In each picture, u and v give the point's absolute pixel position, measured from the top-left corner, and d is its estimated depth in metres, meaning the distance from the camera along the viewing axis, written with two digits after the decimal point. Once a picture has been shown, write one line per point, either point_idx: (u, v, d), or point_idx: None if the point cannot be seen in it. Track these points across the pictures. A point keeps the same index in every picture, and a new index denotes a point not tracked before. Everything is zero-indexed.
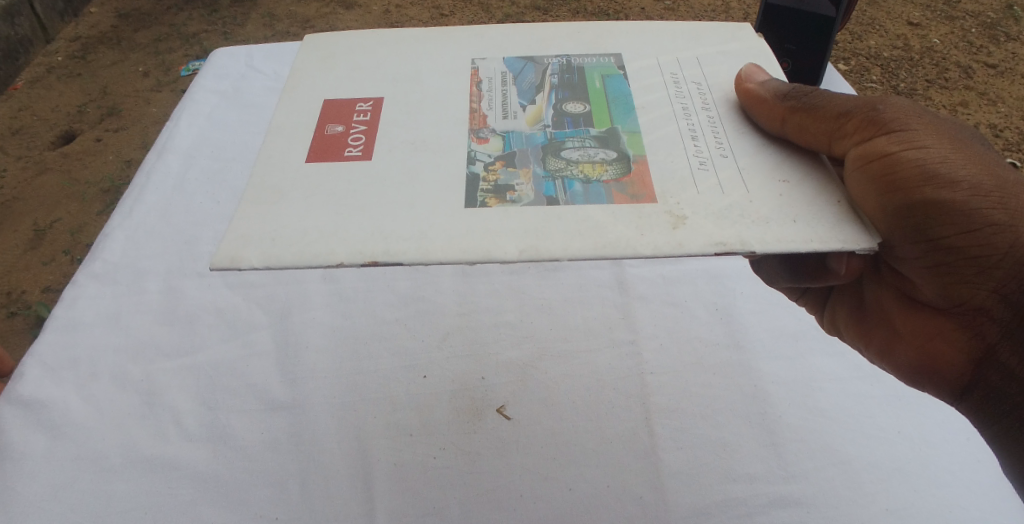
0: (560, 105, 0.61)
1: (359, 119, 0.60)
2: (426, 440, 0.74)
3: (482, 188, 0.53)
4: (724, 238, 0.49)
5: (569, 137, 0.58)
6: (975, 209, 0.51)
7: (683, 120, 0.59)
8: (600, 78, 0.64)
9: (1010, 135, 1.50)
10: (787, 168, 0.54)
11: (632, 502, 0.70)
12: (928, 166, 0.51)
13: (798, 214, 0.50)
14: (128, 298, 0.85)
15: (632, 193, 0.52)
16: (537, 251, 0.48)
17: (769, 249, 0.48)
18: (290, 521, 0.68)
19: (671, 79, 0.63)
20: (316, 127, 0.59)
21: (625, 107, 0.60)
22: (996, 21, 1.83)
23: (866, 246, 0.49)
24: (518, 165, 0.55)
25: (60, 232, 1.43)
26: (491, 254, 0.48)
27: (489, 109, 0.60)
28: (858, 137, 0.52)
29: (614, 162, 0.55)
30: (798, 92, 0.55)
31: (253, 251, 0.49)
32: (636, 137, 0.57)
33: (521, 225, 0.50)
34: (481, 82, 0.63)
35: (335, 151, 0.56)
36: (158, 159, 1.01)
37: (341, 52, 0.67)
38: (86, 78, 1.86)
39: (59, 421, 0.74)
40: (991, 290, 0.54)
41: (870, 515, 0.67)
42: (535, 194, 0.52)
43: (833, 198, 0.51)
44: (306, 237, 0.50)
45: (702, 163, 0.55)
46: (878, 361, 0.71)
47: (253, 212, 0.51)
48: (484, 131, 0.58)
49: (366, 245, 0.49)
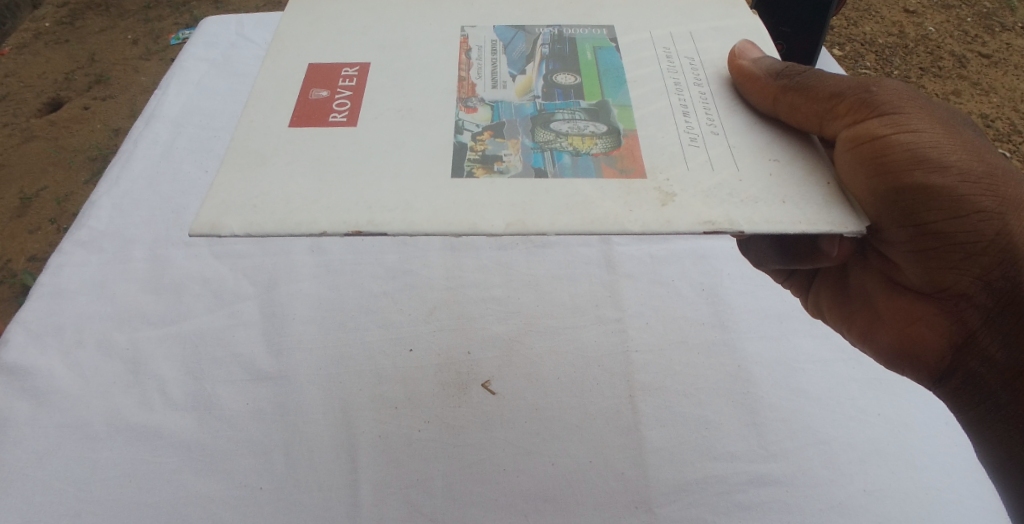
0: (550, 75, 0.61)
1: (344, 84, 0.59)
2: (411, 413, 0.74)
3: (469, 158, 0.52)
4: (712, 216, 0.49)
5: (559, 109, 0.58)
6: (964, 195, 0.51)
7: (674, 95, 0.59)
8: (591, 50, 0.63)
9: (1001, 125, 1.51)
10: (777, 148, 0.54)
11: (615, 478, 0.70)
12: (918, 150, 0.51)
13: (787, 195, 0.50)
14: (113, 267, 0.84)
15: (620, 168, 0.52)
16: (525, 225, 0.48)
17: (756, 229, 0.48)
18: (274, 490, 0.68)
19: (663, 53, 0.63)
20: (300, 92, 0.58)
21: (617, 83, 0.60)
22: (993, 11, 1.83)
23: (853, 229, 0.49)
24: (506, 136, 0.55)
25: (46, 200, 1.42)
26: (477, 226, 0.48)
27: (478, 78, 0.60)
28: (850, 119, 0.53)
29: (604, 136, 0.55)
30: (791, 72, 0.55)
31: (233, 218, 0.48)
32: (627, 112, 0.57)
33: (509, 198, 0.50)
34: (470, 50, 0.63)
35: (319, 117, 0.56)
36: (147, 126, 1.00)
37: (327, 15, 0.66)
38: (74, 44, 1.83)
39: (43, 388, 0.73)
40: (975, 277, 0.55)
41: (846, 495, 0.69)
42: (523, 165, 0.52)
43: (822, 180, 0.51)
44: (288, 203, 0.49)
45: (693, 140, 0.54)
46: (859, 343, 0.72)
47: (236, 177, 0.51)
48: (473, 101, 0.58)
49: (349, 215, 0.48)
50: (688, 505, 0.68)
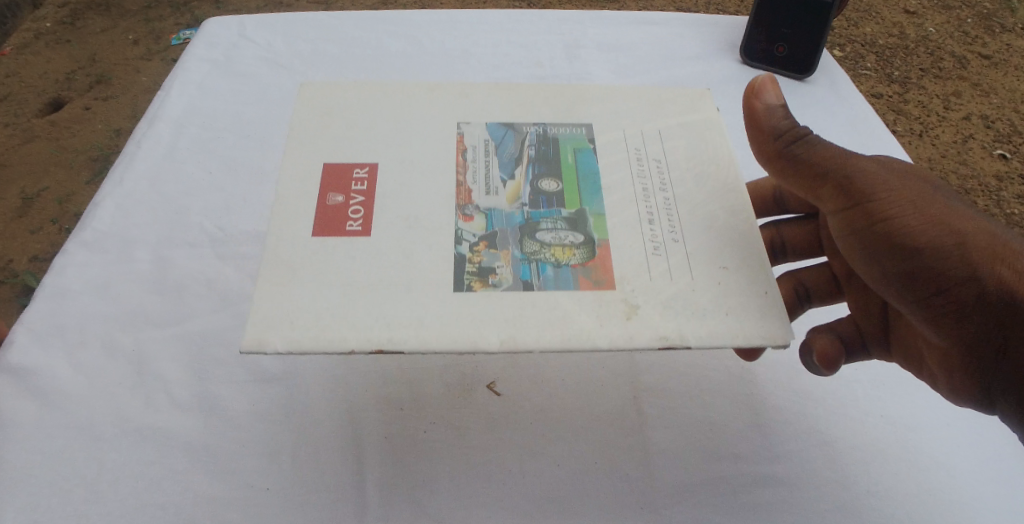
0: (536, 181, 0.66)
1: (358, 189, 0.64)
2: (417, 414, 0.75)
3: (468, 270, 0.59)
4: (667, 332, 0.56)
5: (544, 217, 0.64)
6: (928, 242, 0.63)
7: (642, 202, 0.65)
8: (571, 151, 0.69)
9: (1000, 127, 1.58)
10: (729, 254, 0.61)
11: (621, 479, 0.70)
12: (903, 216, 0.64)
13: (730, 308, 0.57)
14: (117, 267, 0.84)
15: (594, 279, 0.59)
16: (516, 343, 0.54)
17: (702, 344, 0.56)
18: (280, 492, 0.69)
19: (634, 155, 0.69)
20: (319, 196, 0.63)
21: (591, 181, 0.67)
22: (992, 11, 1.86)
23: (780, 342, 0.56)
24: (499, 246, 0.61)
25: (47, 200, 1.42)
26: (476, 343, 0.54)
27: (473, 183, 0.66)
28: (836, 185, 0.66)
29: (581, 247, 0.62)
30: (789, 127, 0.68)
31: (278, 335, 0.54)
32: (601, 221, 0.64)
33: (502, 314, 0.56)
34: (466, 150, 0.68)
35: (339, 225, 0.61)
36: (149, 127, 1.01)
37: (337, 106, 0.71)
38: (74, 44, 1.82)
39: (50, 389, 0.74)
40: (982, 290, 0.62)
41: (849, 496, 0.69)
42: (513, 278, 0.58)
43: (761, 289, 0.58)
44: (320, 320, 0.55)
45: (656, 248, 0.61)
46: (893, 342, 0.75)
47: (272, 291, 0.56)
48: (470, 208, 0.64)
49: (374, 334, 0.54)
50: (693, 506, 0.68)
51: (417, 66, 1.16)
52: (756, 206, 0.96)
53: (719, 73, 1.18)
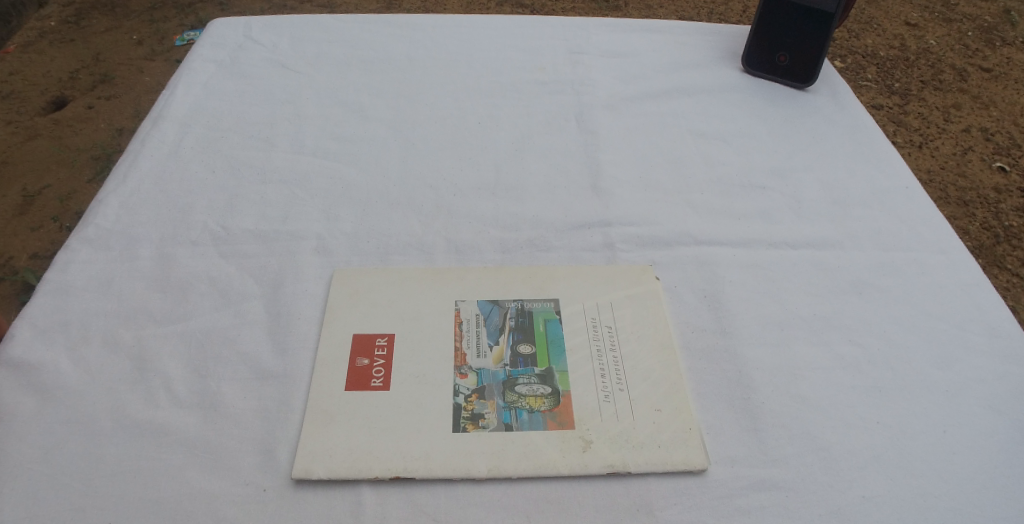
0: (515, 345, 0.80)
1: (380, 352, 0.79)
2: (415, 412, 0.74)
3: (463, 415, 0.74)
4: (613, 460, 0.71)
5: (520, 373, 0.78)
6: None
7: (596, 360, 0.79)
8: (543, 322, 0.83)
9: (1000, 139, 1.61)
10: (663, 395, 0.76)
11: (618, 480, 0.70)
12: None
13: (663, 439, 0.72)
14: (120, 264, 0.85)
15: (558, 420, 0.74)
16: (499, 469, 0.70)
17: (641, 469, 0.70)
18: (277, 489, 0.68)
19: (592, 322, 0.83)
20: (349, 359, 0.78)
21: (559, 348, 0.80)
22: (994, 25, 1.94)
23: (700, 466, 0.71)
24: (487, 396, 0.76)
25: (48, 197, 1.42)
26: (467, 469, 0.70)
27: (468, 348, 0.80)
28: None
29: (549, 396, 0.76)
30: None
31: (321, 466, 0.69)
32: (565, 376, 0.78)
33: (489, 448, 0.71)
34: (462, 322, 0.82)
35: (365, 381, 0.76)
36: (154, 127, 1.02)
37: None
38: (79, 43, 1.83)
39: (50, 383, 0.74)
40: None
41: (846, 501, 0.69)
42: (497, 420, 0.74)
43: (686, 419, 0.74)
44: (353, 453, 0.70)
45: (607, 395, 0.76)
46: None
47: (316, 412, 0.73)
48: (464, 367, 0.78)
49: (393, 461, 0.70)
50: (690, 509, 0.68)
51: (422, 68, 1.17)
52: (756, 213, 0.97)
53: (721, 81, 1.19)
